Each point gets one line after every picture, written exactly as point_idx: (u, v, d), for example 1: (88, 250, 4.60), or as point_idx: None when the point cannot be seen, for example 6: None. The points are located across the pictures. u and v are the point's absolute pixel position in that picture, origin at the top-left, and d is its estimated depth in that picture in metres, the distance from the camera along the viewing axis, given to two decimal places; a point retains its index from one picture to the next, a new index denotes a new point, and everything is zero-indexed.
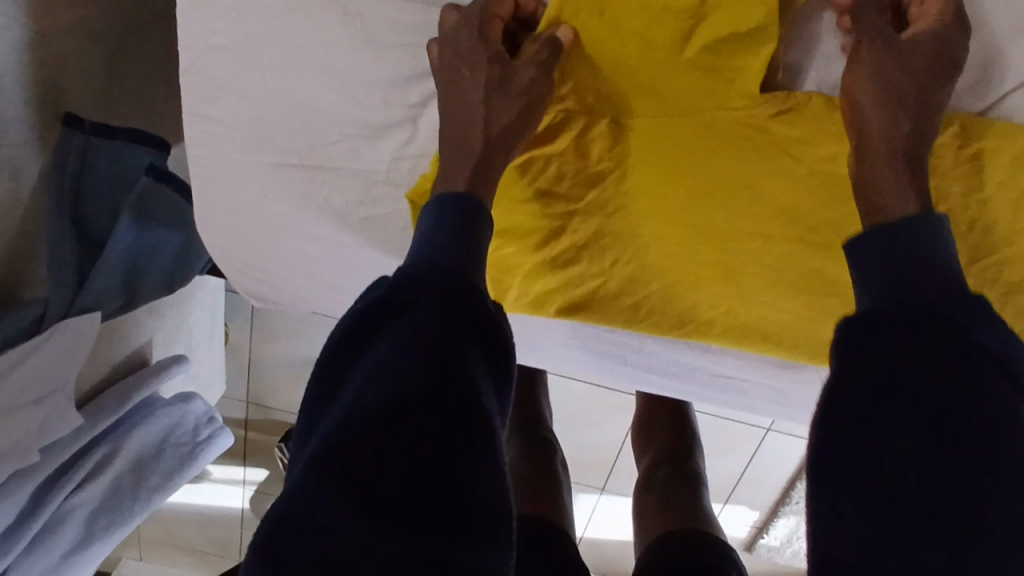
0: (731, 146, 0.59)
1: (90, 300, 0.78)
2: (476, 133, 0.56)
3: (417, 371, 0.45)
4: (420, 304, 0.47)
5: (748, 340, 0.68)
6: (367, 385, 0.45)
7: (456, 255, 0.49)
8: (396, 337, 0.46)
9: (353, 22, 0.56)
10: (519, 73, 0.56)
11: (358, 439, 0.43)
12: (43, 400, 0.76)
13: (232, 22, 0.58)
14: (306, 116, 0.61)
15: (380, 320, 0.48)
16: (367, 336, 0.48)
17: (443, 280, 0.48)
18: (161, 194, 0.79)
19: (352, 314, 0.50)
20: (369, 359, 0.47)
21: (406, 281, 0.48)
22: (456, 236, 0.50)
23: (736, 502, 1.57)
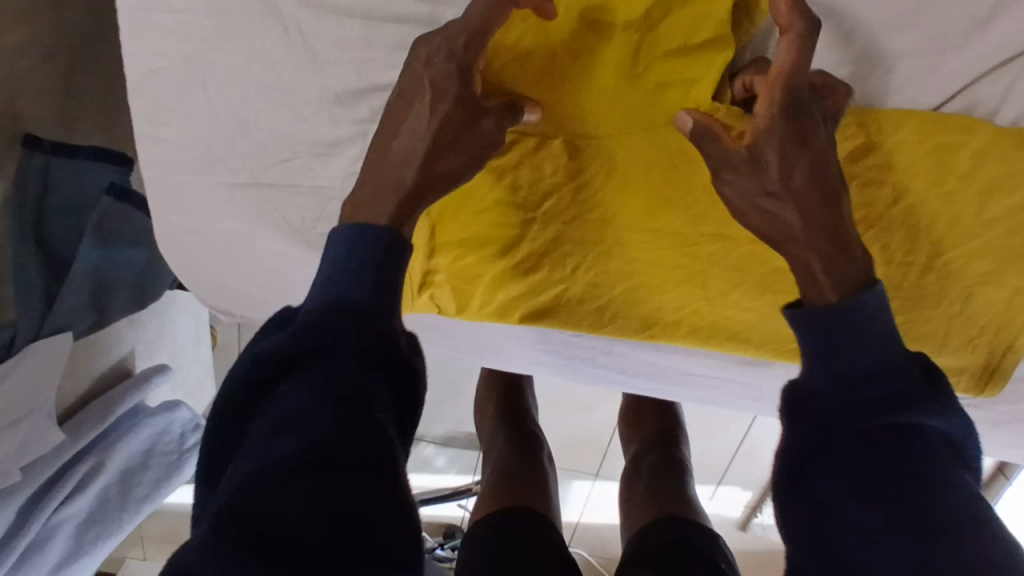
0: (682, 159, 0.59)
1: (60, 321, 0.78)
2: (393, 171, 0.52)
3: (327, 414, 0.43)
4: (323, 354, 0.45)
5: (715, 339, 0.67)
6: (277, 432, 0.43)
7: (369, 296, 0.47)
8: (300, 387, 0.44)
9: (295, 37, 0.55)
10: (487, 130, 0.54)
11: (268, 483, 0.40)
12: (17, 424, 0.77)
13: (173, 43, 0.57)
14: (256, 136, 0.61)
15: (286, 369, 0.46)
16: (274, 383, 0.46)
17: (355, 323, 0.46)
18: (121, 211, 0.79)
19: (252, 363, 0.47)
20: (275, 407, 0.44)
21: (316, 326, 0.46)
22: (368, 274, 0.47)
23: (729, 483, 1.58)
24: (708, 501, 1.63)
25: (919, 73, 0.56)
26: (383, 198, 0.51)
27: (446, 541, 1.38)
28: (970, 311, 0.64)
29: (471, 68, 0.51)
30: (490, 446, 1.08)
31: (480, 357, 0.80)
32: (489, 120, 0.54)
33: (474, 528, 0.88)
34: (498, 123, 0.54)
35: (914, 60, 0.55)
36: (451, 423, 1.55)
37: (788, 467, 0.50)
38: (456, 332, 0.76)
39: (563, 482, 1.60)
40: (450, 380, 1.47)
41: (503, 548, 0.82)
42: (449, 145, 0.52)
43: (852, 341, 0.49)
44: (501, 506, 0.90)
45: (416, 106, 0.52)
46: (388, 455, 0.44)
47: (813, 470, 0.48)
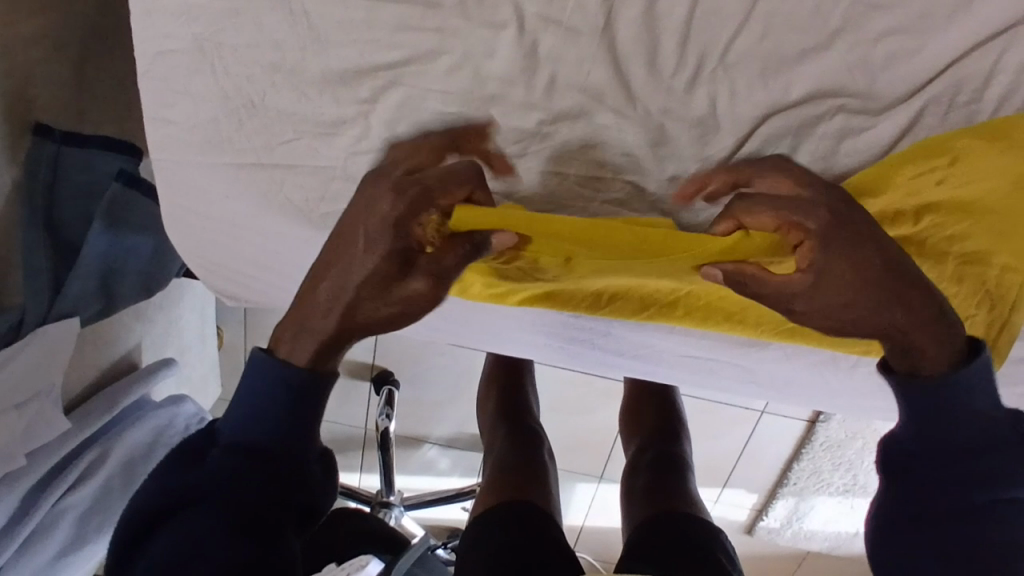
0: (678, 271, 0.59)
1: (67, 306, 0.80)
2: (333, 317, 0.59)
3: (228, 543, 0.56)
4: (239, 489, 0.58)
5: (713, 319, 0.68)
6: (186, 541, 0.57)
7: (286, 433, 0.60)
8: (217, 513, 0.58)
9: (299, 19, 0.57)
10: (411, 287, 0.58)
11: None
12: (23, 406, 0.78)
13: (181, 25, 0.59)
14: (261, 116, 0.62)
15: (198, 491, 0.59)
16: (189, 496, 0.59)
17: (268, 462, 0.59)
18: (129, 198, 0.81)
19: (174, 480, 0.60)
20: (189, 513, 0.58)
21: (239, 454, 0.60)
22: (283, 417, 0.60)
23: (734, 485, 1.58)
24: (713, 504, 1.62)
25: (911, 51, 0.56)
26: (334, 334, 0.60)
27: (450, 542, 1.38)
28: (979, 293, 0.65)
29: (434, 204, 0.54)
30: (491, 441, 1.07)
31: (478, 339, 0.81)
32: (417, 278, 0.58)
33: (475, 525, 0.88)
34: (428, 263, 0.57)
35: (901, 36, 0.56)
36: (455, 425, 1.55)
37: (888, 517, 0.61)
38: (455, 316, 0.77)
39: (567, 485, 1.60)
40: (454, 379, 1.48)
41: (503, 544, 0.81)
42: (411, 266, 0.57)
43: (949, 416, 0.58)
44: (501, 500, 0.90)
45: (360, 256, 0.56)
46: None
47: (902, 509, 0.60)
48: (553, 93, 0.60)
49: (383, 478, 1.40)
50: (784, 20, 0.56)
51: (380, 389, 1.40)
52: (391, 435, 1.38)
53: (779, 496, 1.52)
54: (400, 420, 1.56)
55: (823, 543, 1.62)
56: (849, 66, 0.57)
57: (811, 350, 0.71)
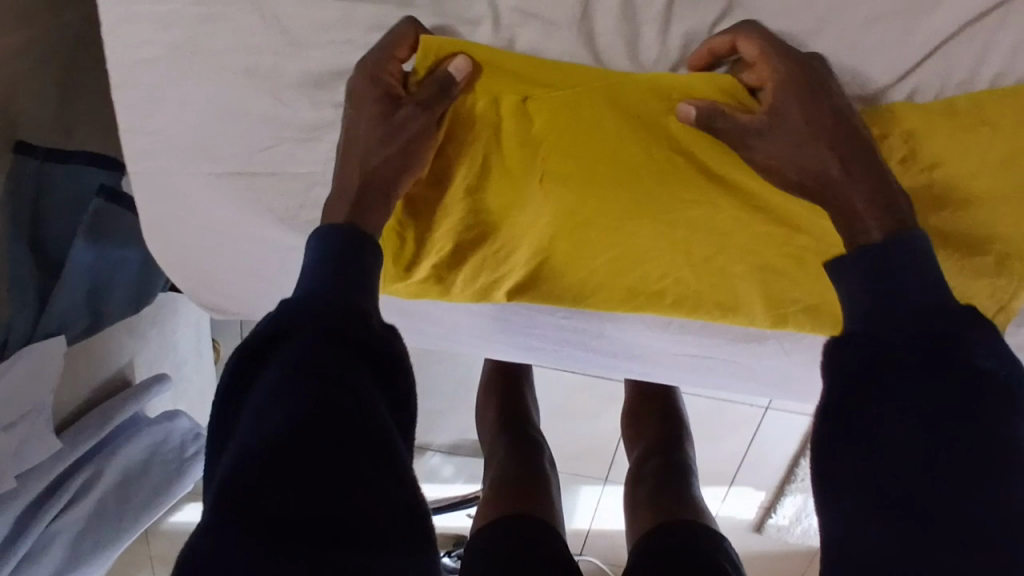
0: (640, 161, 0.57)
1: (53, 325, 0.78)
2: (351, 181, 0.56)
3: (305, 395, 0.45)
4: (296, 342, 0.47)
5: (703, 308, 0.65)
6: (257, 415, 0.45)
7: (336, 283, 0.49)
8: (279, 371, 0.46)
9: (272, 24, 0.56)
10: (401, 115, 0.55)
11: (255, 460, 0.42)
12: (12, 427, 0.77)
13: (153, 34, 0.58)
14: (238, 123, 0.61)
15: (266, 353, 0.48)
16: (263, 362, 0.48)
17: (320, 312, 0.48)
18: (112, 213, 0.79)
19: (247, 341, 0.49)
20: (258, 389, 0.47)
21: (292, 310, 0.49)
22: (340, 270, 0.50)
23: (741, 484, 1.55)
24: (720, 503, 1.60)
25: (903, 36, 0.55)
26: (356, 196, 0.56)
27: (454, 550, 1.36)
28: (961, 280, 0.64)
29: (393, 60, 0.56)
30: (491, 450, 1.04)
31: (475, 348, 0.80)
32: (404, 109, 0.56)
33: (476, 540, 0.84)
34: (416, 105, 0.55)
35: (895, 19, 0.54)
36: (457, 431, 1.54)
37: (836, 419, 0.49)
38: (446, 318, 0.75)
39: (572, 488, 1.58)
40: (453, 385, 1.46)
41: (503, 559, 0.78)
42: (393, 105, 0.56)
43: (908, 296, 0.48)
44: (501, 513, 0.86)
45: (355, 108, 0.57)
46: (376, 446, 0.46)
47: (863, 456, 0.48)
48: None
49: None
50: (768, 5, 0.54)
51: None
52: None
53: (788, 492, 1.50)
54: None
55: None
56: (834, 50, 0.56)
57: (809, 345, 0.70)
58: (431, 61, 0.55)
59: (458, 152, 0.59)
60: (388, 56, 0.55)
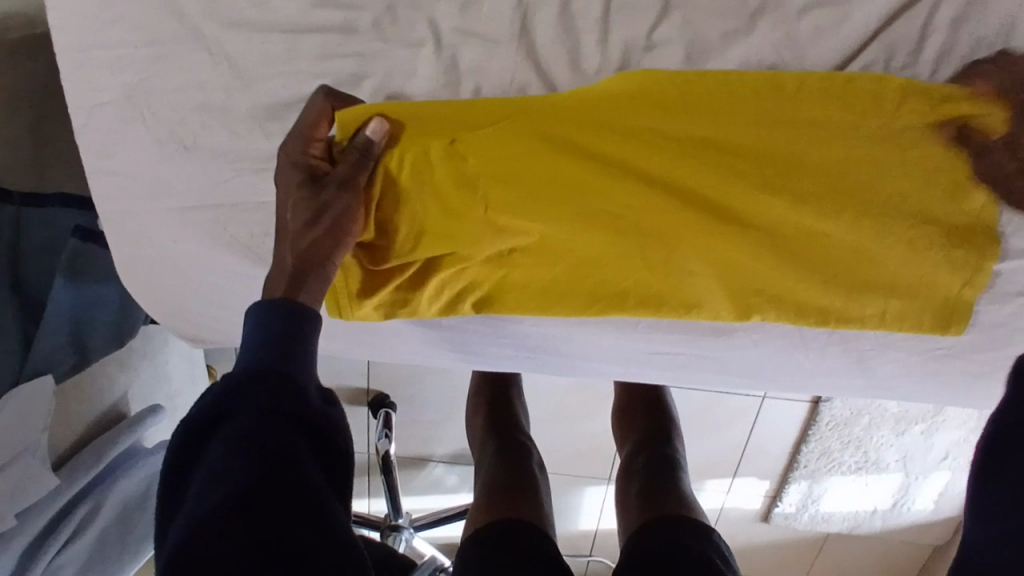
0: (574, 179, 0.59)
1: (40, 364, 0.81)
2: (285, 262, 0.59)
3: (246, 468, 0.47)
4: (237, 416, 0.50)
5: (667, 306, 0.66)
6: (202, 491, 0.47)
7: (272, 351, 0.52)
8: (222, 445, 0.49)
9: (220, 59, 0.58)
10: (328, 189, 0.58)
11: (206, 529, 0.45)
12: (9, 464, 0.78)
13: (108, 76, 0.60)
14: (196, 158, 0.63)
15: (210, 429, 0.51)
16: (206, 438, 0.51)
17: (259, 382, 0.51)
18: (89, 252, 0.81)
19: (187, 421, 0.52)
20: (201, 467, 0.49)
21: (230, 388, 0.51)
22: (273, 341, 0.52)
23: (745, 474, 1.56)
24: (725, 496, 1.60)
25: (836, 26, 0.55)
26: (289, 275, 0.58)
27: None
28: (942, 273, 0.61)
29: (312, 138, 0.59)
30: (480, 458, 1.05)
31: (451, 361, 0.81)
32: (329, 186, 0.58)
33: (466, 545, 0.85)
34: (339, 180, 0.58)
35: (824, 10, 0.55)
36: (458, 441, 1.55)
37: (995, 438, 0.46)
38: (419, 335, 0.76)
39: (577, 489, 1.58)
40: (449, 396, 1.48)
41: (494, 561, 0.79)
42: (317, 183, 0.59)
43: None
44: (492, 518, 0.87)
45: (284, 190, 0.60)
46: (317, 513, 0.48)
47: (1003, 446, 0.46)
48: None
49: (388, 502, 1.39)
50: (700, 7, 0.56)
51: (377, 412, 1.40)
52: (392, 457, 1.38)
53: (792, 480, 1.50)
54: (403, 442, 1.56)
55: (841, 526, 1.58)
56: (773, 45, 0.56)
57: (778, 334, 0.70)
58: (350, 135, 0.59)
59: (396, 199, 0.62)
60: (306, 136, 0.59)
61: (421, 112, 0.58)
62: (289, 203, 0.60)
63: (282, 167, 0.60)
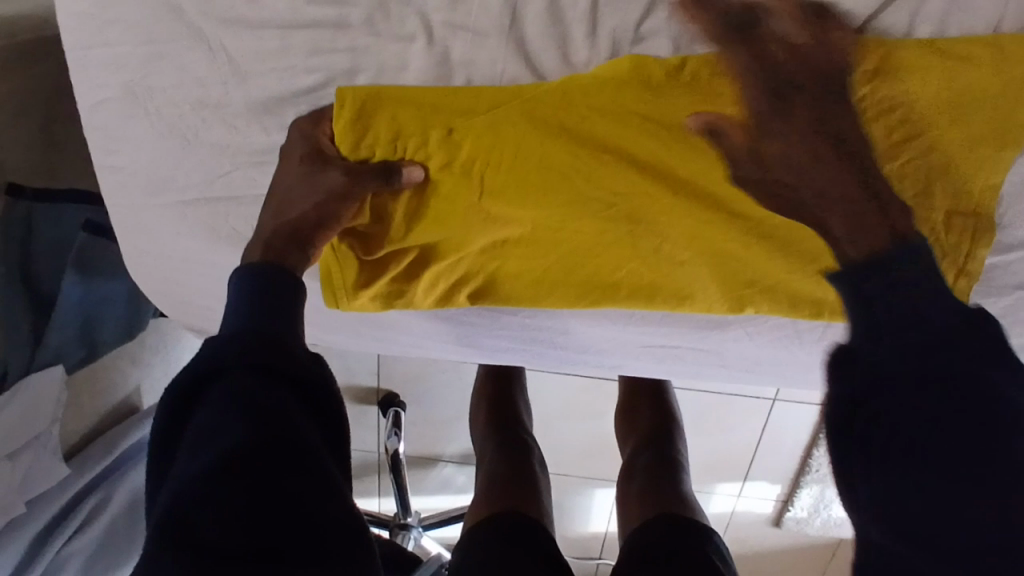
0: (567, 165, 0.60)
1: (49, 356, 0.82)
2: (269, 228, 0.61)
3: (237, 426, 0.47)
4: (226, 378, 0.49)
5: (660, 296, 0.67)
6: (190, 456, 0.46)
7: (261, 316, 0.52)
8: (211, 407, 0.48)
9: (219, 55, 0.60)
10: (329, 181, 0.61)
11: (198, 486, 0.45)
12: (15, 457, 0.80)
13: (111, 73, 0.62)
14: (197, 152, 0.65)
15: (197, 393, 0.50)
16: (193, 403, 0.50)
17: (248, 343, 0.50)
18: (101, 246, 0.86)
19: (173, 387, 0.50)
20: (188, 431, 0.48)
21: (216, 350, 0.51)
22: (261, 308, 0.53)
23: (755, 478, 1.54)
24: (736, 499, 1.58)
25: None
26: (269, 240, 0.60)
27: None
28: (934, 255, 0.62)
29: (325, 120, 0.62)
30: (482, 455, 1.05)
31: (447, 354, 0.82)
32: (330, 173, 0.61)
33: (465, 539, 0.84)
34: (346, 175, 0.61)
35: None
36: (466, 440, 1.55)
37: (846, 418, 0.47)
38: (417, 326, 0.77)
39: (586, 491, 1.58)
40: (457, 395, 1.49)
41: (492, 553, 0.78)
42: (319, 167, 0.61)
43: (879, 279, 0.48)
44: (492, 513, 0.86)
45: (285, 161, 0.62)
46: (312, 467, 0.48)
47: (933, 455, 0.42)
48: None
49: (397, 501, 1.40)
50: None
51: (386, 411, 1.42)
52: (400, 456, 1.39)
53: (804, 483, 1.48)
54: (411, 441, 1.57)
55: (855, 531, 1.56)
56: None
57: (771, 325, 0.70)
58: (371, 134, 0.61)
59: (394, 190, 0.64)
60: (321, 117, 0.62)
61: (419, 97, 0.60)
62: (287, 174, 0.62)
63: (294, 139, 0.62)
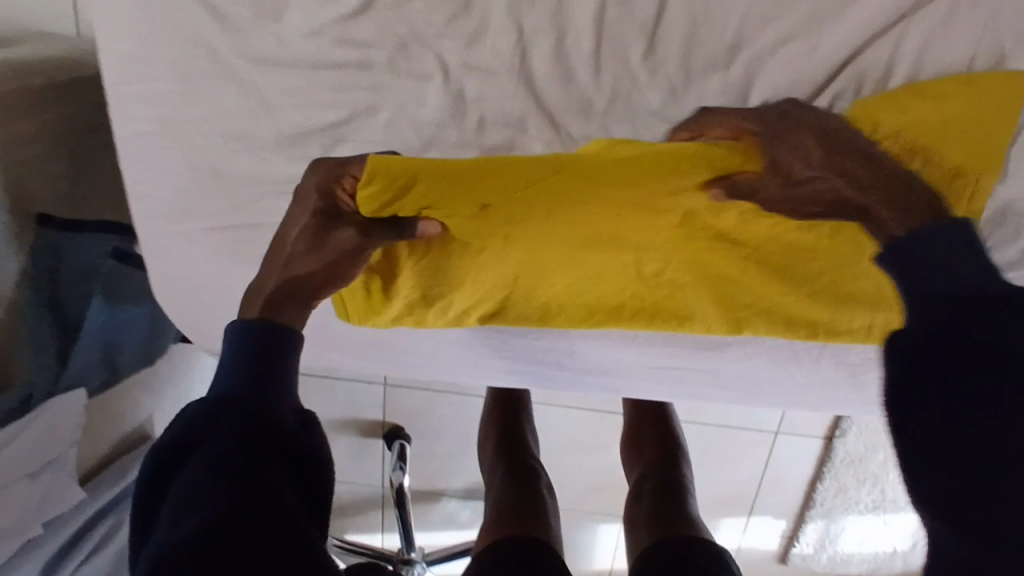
0: (598, 219, 0.60)
1: (73, 377, 0.86)
2: (274, 279, 0.62)
3: (217, 492, 0.48)
4: (210, 444, 0.51)
5: (663, 319, 0.71)
6: (171, 520, 0.48)
7: (250, 381, 0.54)
8: (195, 471, 0.50)
9: (250, 91, 0.65)
10: (340, 239, 0.61)
11: (176, 553, 0.46)
12: (36, 475, 0.82)
13: (147, 108, 0.67)
14: (226, 181, 0.70)
15: (184, 455, 0.52)
16: (179, 466, 0.51)
17: (235, 411, 0.52)
18: (125, 273, 0.90)
19: (159, 449, 0.52)
20: (170, 495, 0.50)
21: (203, 416, 0.52)
22: (251, 375, 0.54)
23: (760, 513, 1.53)
24: (741, 536, 1.57)
25: (810, 57, 0.60)
26: (269, 297, 0.61)
27: None
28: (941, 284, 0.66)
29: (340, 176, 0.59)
30: (489, 482, 1.06)
31: (456, 377, 0.85)
32: (341, 233, 0.61)
33: (473, 561, 0.85)
34: (357, 236, 0.61)
35: (796, 44, 0.60)
36: (470, 474, 1.56)
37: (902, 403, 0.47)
38: (428, 348, 0.81)
39: (590, 526, 1.57)
40: (462, 428, 1.50)
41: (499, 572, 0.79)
42: (329, 226, 0.61)
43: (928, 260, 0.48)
44: (499, 536, 0.87)
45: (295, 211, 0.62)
46: (291, 536, 0.49)
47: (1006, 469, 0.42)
48: (483, 131, 0.65)
49: (401, 535, 1.39)
50: (683, 41, 0.61)
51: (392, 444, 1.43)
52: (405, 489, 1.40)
53: (809, 518, 1.48)
54: (416, 475, 1.58)
55: (862, 568, 1.54)
56: (751, 75, 0.62)
57: (767, 344, 0.74)
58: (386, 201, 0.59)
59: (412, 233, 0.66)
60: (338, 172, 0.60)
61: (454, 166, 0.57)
62: (295, 223, 0.62)
63: (308, 188, 0.62)
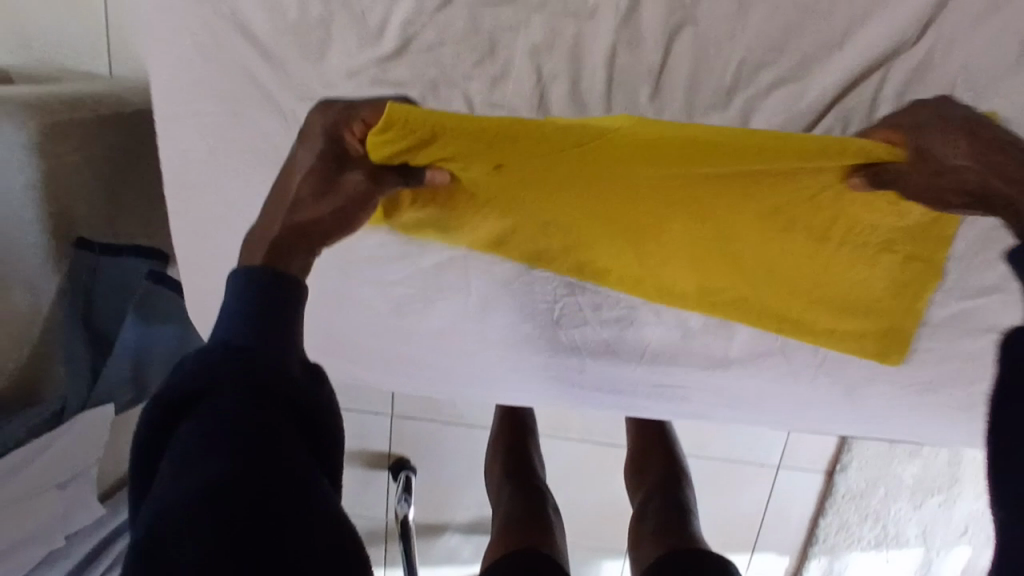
0: (614, 187, 0.62)
1: (103, 393, 0.91)
2: (277, 221, 0.63)
3: (224, 447, 0.48)
4: (217, 395, 0.50)
5: (651, 291, 0.75)
6: (176, 474, 0.47)
7: (257, 335, 0.53)
8: (200, 426, 0.49)
9: (291, 124, 0.71)
10: (348, 183, 0.62)
11: (182, 505, 0.45)
12: (64, 484, 0.87)
13: (196, 137, 0.73)
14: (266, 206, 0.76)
15: (188, 407, 0.51)
16: (182, 417, 0.51)
17: (242, 365, 0.51)
18: (156, 294, 0.94)
19: (162, 397, 0.52)
20: (174, 446, 0.49)
21: (208, 366, 0.52)
22: (261, 329, 0.54)
23: (763, 549, 1.52)
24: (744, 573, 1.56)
25: (802, 97, 0.67)
26: (273, 243, 0.61)
27: None
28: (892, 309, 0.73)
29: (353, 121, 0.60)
30: (497, 501, 1.09)
31: (471, 394, 0.89)
32: (350, 176, 0.61)
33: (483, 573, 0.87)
34: (365, 181, 0.61)
35: (789, 86, 0.67)
36: (474, 506, 1.57)
37: None
38: (446, 364, 0.85)
39: (593, 561, 1.57)
40: (467, 459, 1.52)
41: None
42: (338, 169, 0.62)
43: None
44: (507, 549, 0.90)
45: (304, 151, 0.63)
46: (299, 493, 0.49)
47: None
48: None
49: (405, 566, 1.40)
50: (687, 83, 0.67)
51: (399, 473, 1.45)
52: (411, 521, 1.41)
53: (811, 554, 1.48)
54: (419, 508, 1.59)
55: None
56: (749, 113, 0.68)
57: (766, 362, 0.79)
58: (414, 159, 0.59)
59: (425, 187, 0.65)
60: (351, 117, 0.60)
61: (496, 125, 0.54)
62: (303, 164, 0.63)
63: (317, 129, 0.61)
